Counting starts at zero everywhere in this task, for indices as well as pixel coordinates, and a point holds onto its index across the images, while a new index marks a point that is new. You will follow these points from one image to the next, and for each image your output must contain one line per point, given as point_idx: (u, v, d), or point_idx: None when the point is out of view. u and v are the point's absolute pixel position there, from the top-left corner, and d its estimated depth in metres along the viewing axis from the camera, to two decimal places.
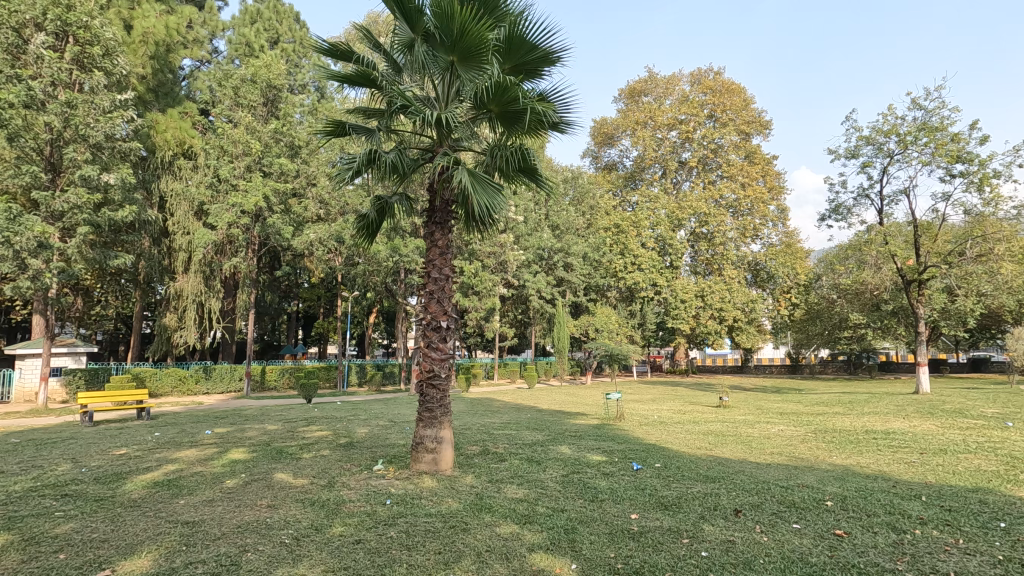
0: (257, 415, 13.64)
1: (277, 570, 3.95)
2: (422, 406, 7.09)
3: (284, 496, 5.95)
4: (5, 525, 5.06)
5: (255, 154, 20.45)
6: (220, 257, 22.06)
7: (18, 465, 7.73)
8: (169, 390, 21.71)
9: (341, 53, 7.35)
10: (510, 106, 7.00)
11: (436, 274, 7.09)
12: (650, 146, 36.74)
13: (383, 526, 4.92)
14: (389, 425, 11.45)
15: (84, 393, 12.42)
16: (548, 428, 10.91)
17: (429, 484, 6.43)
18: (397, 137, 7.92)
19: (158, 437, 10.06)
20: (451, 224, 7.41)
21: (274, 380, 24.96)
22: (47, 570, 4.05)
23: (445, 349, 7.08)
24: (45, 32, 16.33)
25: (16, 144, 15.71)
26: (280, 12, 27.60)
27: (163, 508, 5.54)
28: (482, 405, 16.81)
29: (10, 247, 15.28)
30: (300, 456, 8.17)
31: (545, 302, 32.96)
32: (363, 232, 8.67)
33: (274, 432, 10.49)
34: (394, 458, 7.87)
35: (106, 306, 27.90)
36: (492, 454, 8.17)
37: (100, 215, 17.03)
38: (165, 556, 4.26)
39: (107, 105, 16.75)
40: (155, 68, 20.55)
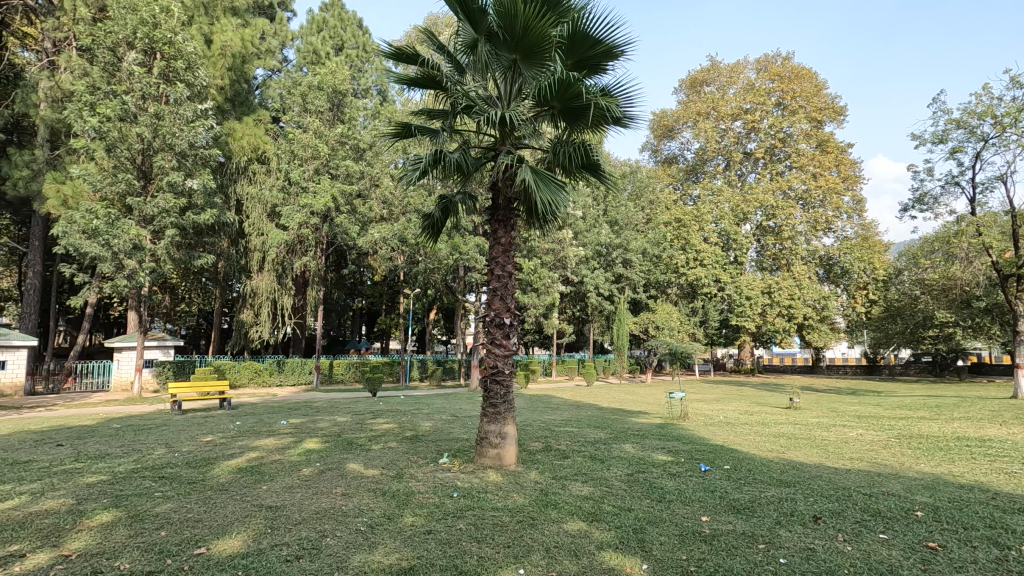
0: (327, 407, 14.28)
1: (356, 557, 4.13)
2: (487, 402, 7.22)
3: (357, 485, 6.21)
4: (114, 503, 5.57)
5: (323, 157, 21.40)
6: (291, 256, 22.94)
7: (120, 448, 8.46)
8: (246, 382, 23.08)
9: (406, 56, 7.48)
10: (573, 102, 6.98)
11: (500, 272, 7.18)
12: (712, 138, 35.58)
13: (452, 518, 5.04)
14: (452, 420, 11.68)
15: (174, 383, 13.42)
16: (611, 426, 10.80)
17: (495, 479, 6.52)
18: (460, 137, 8.05)
19: (239, 426, 10.74)
20: (514, 222, 7.46)
21: (341, 373, 25.99)
22: (151, 546, 4.41)
23: (509, 346, 7.17)
24: (136, 49, 17.74)
25: (113, 154, 17.16)
26: (343, 20, 28.66)
27: (248, 492, 5.91)
28: (543, 401, 16.94)
29: (110, 249, 16.74)
30: (370, 447, 8.50)
31: (604, 299, 32.66)
32: (427, 231, 8.86)
33: (344, 423, 10.98)
34: (459, 452, 8.04)
35: (190, 303, 30.00)
36: (555, 451, 8.17)
37: (185, 218, 18.30)
38: (253, 537, 4.55)
39: (190, 115, 17.97)
40: (233, 78, 21.80)
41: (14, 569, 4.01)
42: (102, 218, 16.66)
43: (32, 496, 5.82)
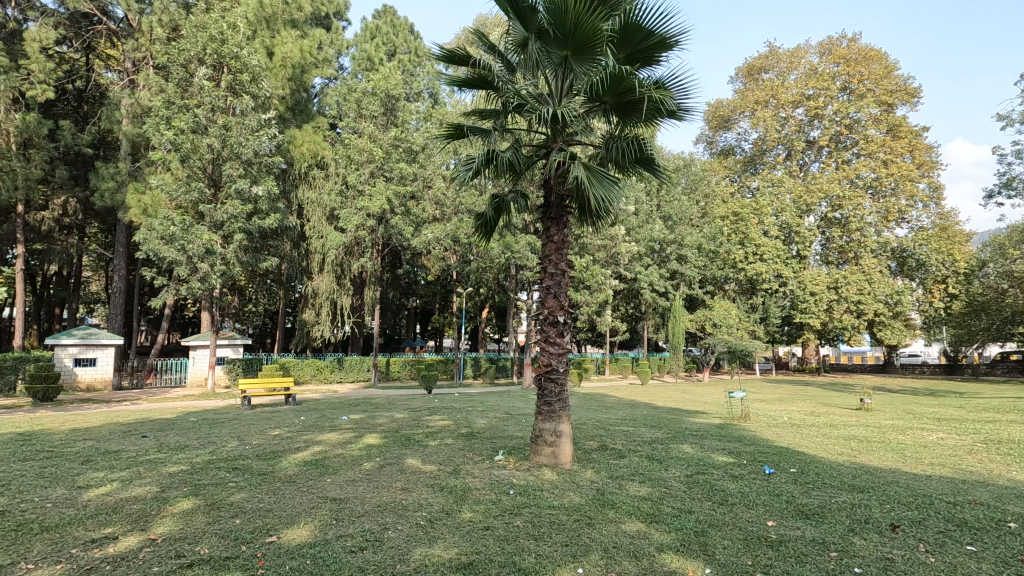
0: (385, 404, 14.68)
1: (417, 550, 4.23)
2: (542, 400, 7.22)
3: (416, 480, 6.37)
4: (193, 491, 5.94)
5: (378, 161, 22.01)
6: (349, 257, 23.74)
7: (198, 440, 9.03)
8: (309, 379, 24.09)
9: (458, 57, 7.55)
10: (625, 96, 6.88)
11: (553, 270, 7.15)
12: (772, 127, 34.14)
13: (509, 515, 5.07)
14: (506, 417, 11.76)
15: (244, 379, 14.16)
16: (668, 426, 10.55)
17: (550, 477, 6.51)
18: (512, 136, 8.07)
19: (304, 421, 11.23)
20: (567, 219, 7.42)
21: (397, 370, 26.66)
22: (227, 533, 4.69)
23: (563, 344, 7.15)
24: (206, 65, 18.84)
25: (187, 164, 18.29)
26: (396, 26, 29.31)
27: (315, 484, 6.18)
28: (596, 400, 16.79)
29: (185, 254, 17.86)
30: (427, 443, 8.69)
31: (658, 296, 31.99)
32: (480, 230, 8.94)
33: (402, 420, 11.26)
34: (514, 450, 8.08)
35: (256, 304, 31.57)
36: (611, 450, 8.07)
37: (251, 223, 19.27)
38: (320, 528, 4.74)
39: (254, 124, 18.91)
40: (293, 88, 22.79)
41: (109, 550, 4.34)
42: (178, 225, 17.80)
43: (123, 483, 6.30)
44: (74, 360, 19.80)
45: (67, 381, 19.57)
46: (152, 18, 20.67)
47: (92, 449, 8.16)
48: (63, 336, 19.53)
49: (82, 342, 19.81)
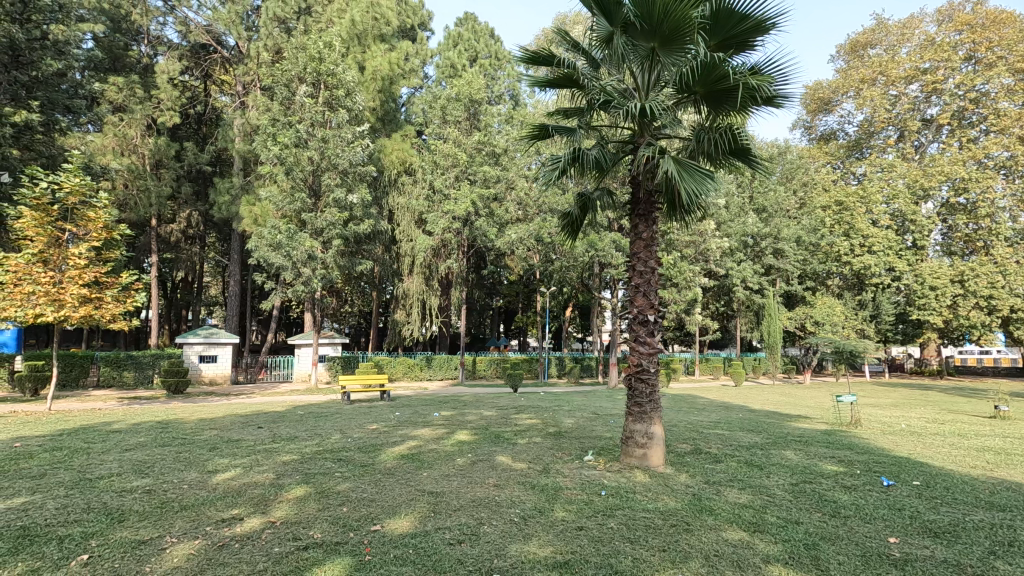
0: (473, 401, 15.04)
1: (512, 546, 4.30)
2: (632, 401, 7.07)
3: (507, 477, 6.49)
4: (305, 479, 6.43)
5: (463, 164, 22.63)
6: (437, 259, 24.55)
7: (305, 432, 9.75)
8: (401, 376, 25.21)
9: (543, 58, 7.57)
10: (718, 85, 6.59)
11: (642, 267, 7.00)
12: (880, 107, 31.29)
13: (603, 516, 5.03)
14: (594, 417, 11.65)
15: (343, 376, 15.10)
16: (768, 430, 9.97)
17: (642, 479, 6.37)
18: (597, 133, 7.99)
19: (399, 416, 11.77)
20: (656, 215, 7.22)
21: (483, 369, 27.22)
22: (336, 519, 5.02)
23: (654, 344, 7.00)
24: (306, 83, 20.35)
25: (291, 176, 19.80)
26: (477, 32, 29.87)
27: (412, 477, 6.45)
28: (687, 401, 16.21)
29: (290, 259, 19.32)
30: (516, 441, 8.81)
31: (753, 293, 30.32)
32: (566, 229, 8.89)
33: (491, 417, 11.50)
34: (603, 450, 7.99)
35: (352, 305, 33.50)
36: (707, 454, 7.76)
37: (348, 229, 20.50)
38: (420, 519, 4.95)
39: (349, 137, 20.13)
40: (383, 99, 24.01)
41: (236, 530, 4.80)
42: (284, 233, 19.28)
43: (245, 469, 6.95)
44: (199, 357, 22.12)
45: (193, 375, 21.97)
46: (259, 44, 22.54)
47: (216, 438, 9.04)
48: (189, 335, 21.84)
49: (205, 340, 22.03)
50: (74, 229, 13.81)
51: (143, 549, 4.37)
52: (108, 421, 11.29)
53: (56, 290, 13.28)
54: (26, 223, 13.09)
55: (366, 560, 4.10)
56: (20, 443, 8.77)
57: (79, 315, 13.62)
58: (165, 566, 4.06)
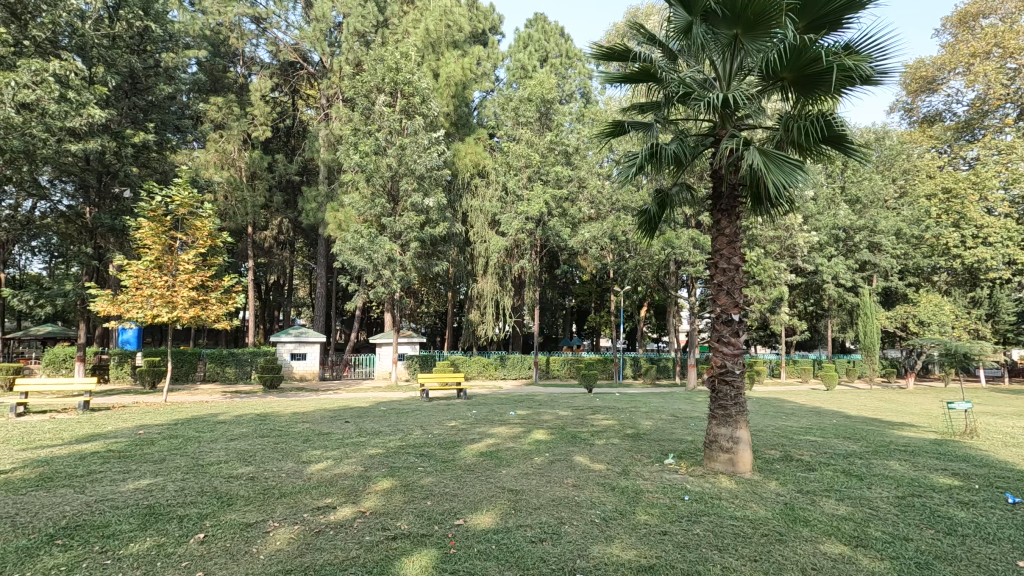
0: (549, 401, 15.06)
1: (594, 547, 4.27)
2: (716, 403, 6.81)
3: (586, 477, 6.44)
4: (390, 472, 6.72)
5: (535, 164, 22.82)
6: (510, 260, 24.81)
7: (389, 427, 10.20)
8: (477, 374, 25.74)
9: (617, 53, 7.45)
10: (808, 69, 6.22)
11: (725, 265, 6.73)
12: (996, 82, 28.09)
13: (687, 522, 4.88)
14: (674, 420, 11.31)
15: (422, 374, 15.64)
16: (867, 438, 9.27)
17: (728, 485, 6.11)
18: (674, 126, 7.76)
19: (477, 414, 11.99)
20: (739, 210, 6.92)
21: (557, 368, 27.17)
22: (421, 512, 5.21)
23: (739, 344, 6.71)
24: (385, 93, 21.28)
25: (372, 182, 20.77)
26: (547, 32, 29.86)
27: (491, 474, 6.56)
28: (773, 405, 15.36)
29: (371, 261, 20.26)
30: (593, 442, 8.74)
31: (846, 291, 28.27)
32: (642, 228, 8.66)
33: (567, 417, 11.47)
34: (685, 454, 7.75)
35: (429, 305, 34.55)
36: (798, 462, 7.31)
37: (425, 232, 21.18)
38: (501, 516, 5.03)
39: (425, 142, 20.86)
40: (456, 104, 24.63)
41: (330, 517, 5.09)
42: (366, 237, 20.24)
43: (335, 461, 7.36)
44: (290, 354, 23.71)
45: (286, 371, 23.57)
46: (341, 58, 23.80)
47: (308, 430, 9.63)
48: (282, 334, 23.42)
49: (295, 339, 23.53)
50: (184, 237, 15.20)
51: (250, 531, 4.75)
52: (214, 412, 12.31)
53: (170, 293, 14.69)
54: (145, 233, 14.59)
55: (451, 553, 4.22)
56: (143, 431, 9.76)
57: (189, 316, 14.97)
58: (269, 548, 4.37)
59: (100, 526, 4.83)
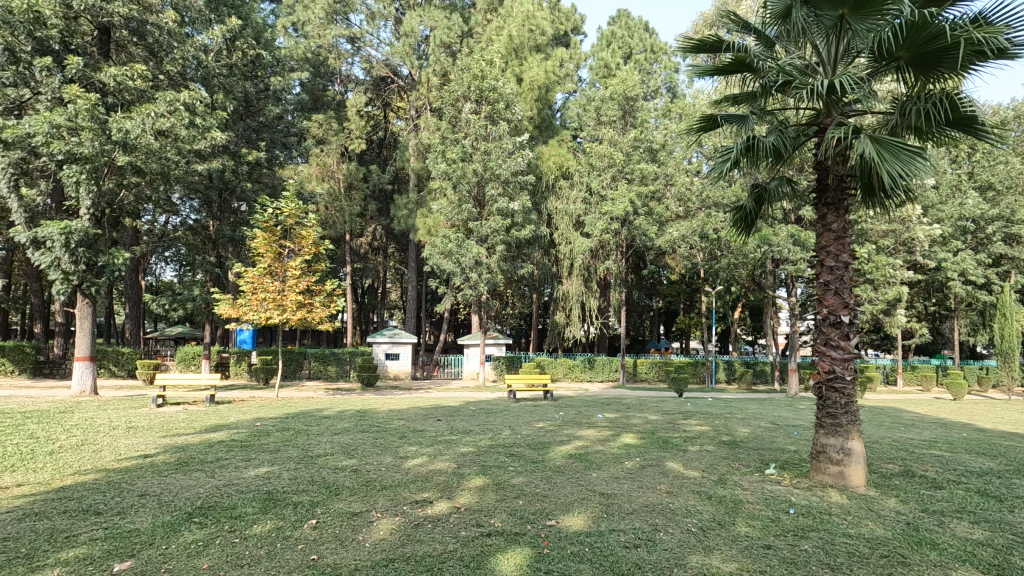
0: (638, 405, 14.73)
1: (693, 557, 4.14)
2: (824, 411, 6.36)
3: (680, 484, 6.24)
4: (484, 470, 6.91)
5: (619, 164, 22.58)
6: (595, 261, 24.55)
7: (480, 426, 10.46)
8: (563, 376, 25.76)
9: (708, 44, 7.14)
10: (929, 46, 5.68)
11: (832, 262, 6.28)
12: None
13: (794, 536, 4.60)
14: (774, 428, 10.66)
15: (510, 375, 15.87)
16: (1007, 455, 8.22)
17: (839, 500, 5.68)
18: (772, 116, 7.34)
19: (564, 416, 11.98)
20: (849, 204, 6.42)
21: (645, 372, 26.36)
22: (514, 510, 5.30)
23: (850, 348, 6.22)
24: (471, 100, 21.92)
25: (459, 188, 21.45)
26: (630, 28, 29.22)
27: (583, 477, 6.56)
28: (889, 414, 14.04)
29: (459, 264, 20.88)
30: (687, 448, 8.45)
31: (976, 289, 25.21)
32: (738, 225, 8.23)
33: (657, 422, 11.18)
34: (788, 464, 7.30)
35: (514, 307, 34.97)
36: (922, 478, 6.63)
37: (511, 235, 21.51)
38: (594, 519, 5.01)
39: (509, 147, 21.31)
40: (540, 107, 24.82)
41: (428, 511, 5.32)
42: (454, 242, 20.89)
43: (430, 457, 7.69)
44: (385, 354, 24.96)
45: (381, 371, 24.86)
46: (429, 70, 24.79)
47: (404, 427, 10.12)
48: (377, 335, 24.75)
49: (390, 339, 24.78)
50: (292, 246, 16.51)
51: (357, 520, 5.07)
52: (319, 408, 13.23)
53: (280, 297, 16.01)
54: (259, 242, 16.02)
55: (545, 552, 4.26)
56: (260, 423, 10.71)
57: (296, 317, 16.23)
58: (374, 537, 4.65)
59: (229, 508, 5.37)
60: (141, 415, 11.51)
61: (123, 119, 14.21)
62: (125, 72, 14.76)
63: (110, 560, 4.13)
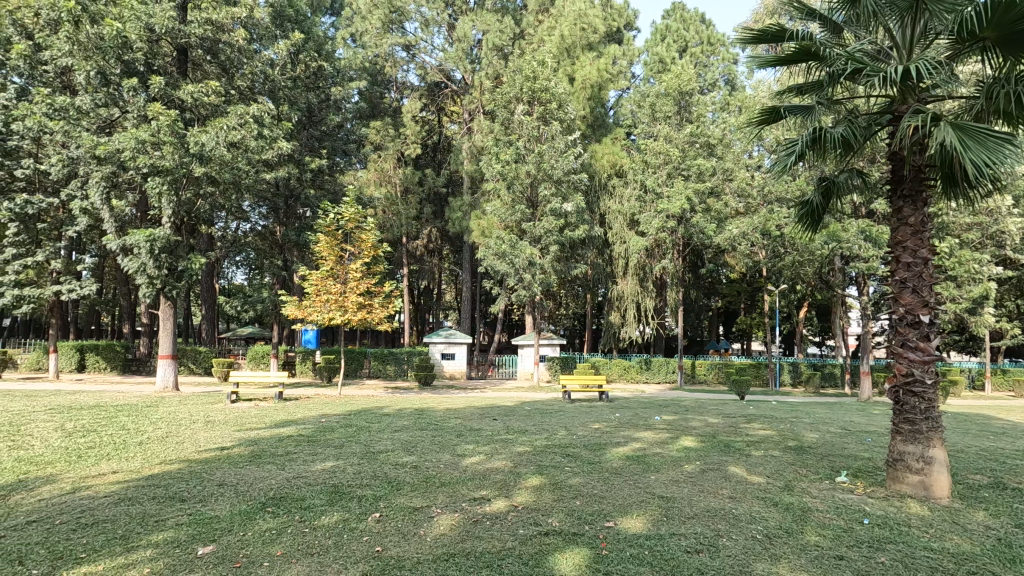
0: (697, 407, 14.32)
1: (758, 564, 4.02)
2: (900, 417, 6.01)
3: (743, 490, 6.04)
4: (540, 470, 6.94)
5: (675, 161, 22.26)
6: (651, 260, 24.10)
7: (536, 426, 10.50)
8: (618, 377, 25.44)
9: (770, 34, 6.88)
10: (1017, 25, 5.26)
11: (909, 259, 5.92)
12: None
13: (868, 548, 4.37)
14: (846, 434, 10.10)
15: (565, 375, 15.82)
16: None
17: (920, 512, 5.33)
18: (840, 107, 6.99)
19: (620, 418, 11.82)
20: (928, 196, 6.02)
21: (704, 373, 25.58)
22: (571, 510, 5.31)
23: (930, 350, 5.83)
24: (524, 102, 22.09)
25: (512, 190, 21.62)
26: (686, 21, 28.43)
27: (640, 479, 6.47)
28: (976, 421, 13.02)
29: (513, 264, 21.02)
30: (750, 452, 8.16)
31: None
32: (803, 221, 7.87)
33: (718, 425, 10.85)
34: (861, 472, 6.92)
35: (567, 307, 34.81)
36: (1016, 491, 6.12)
37: (564, 235, 21.45)
38: (653, 522, 4.94)
39: (562, 147, 21.32)
40: (593, 106, 24.60)
41: (486, 508, 5.41)
42: (507, 243, 21.06)
43: (487, 456, 7.80)
44: (441, 354, 25.46)
45: (438, 370, 25.36)
46: (482, 73, 25.13)
47: (461, 426, 10.30)
48: (433, 336, 25.27)
49: (445, 340, 25.25)
50: (352, 249, 17.14)
51: (418, 514, 5.23)
52: (379, 406, 13.66)
53: (342, 298, 16.67)
54: (322, 245, 16.72)
55: (603, 554, 4.24)
56: (325, 419, 11.22)
57: (357, 318, 16.82)
58: (434, 532, 4.77)
59: (299, 499, 5.66)
60: (217, 410, 12.26)
61: (199, 133, 15.25)
62: (201, 89, 15.82)
63: (194, 544, 4.45)
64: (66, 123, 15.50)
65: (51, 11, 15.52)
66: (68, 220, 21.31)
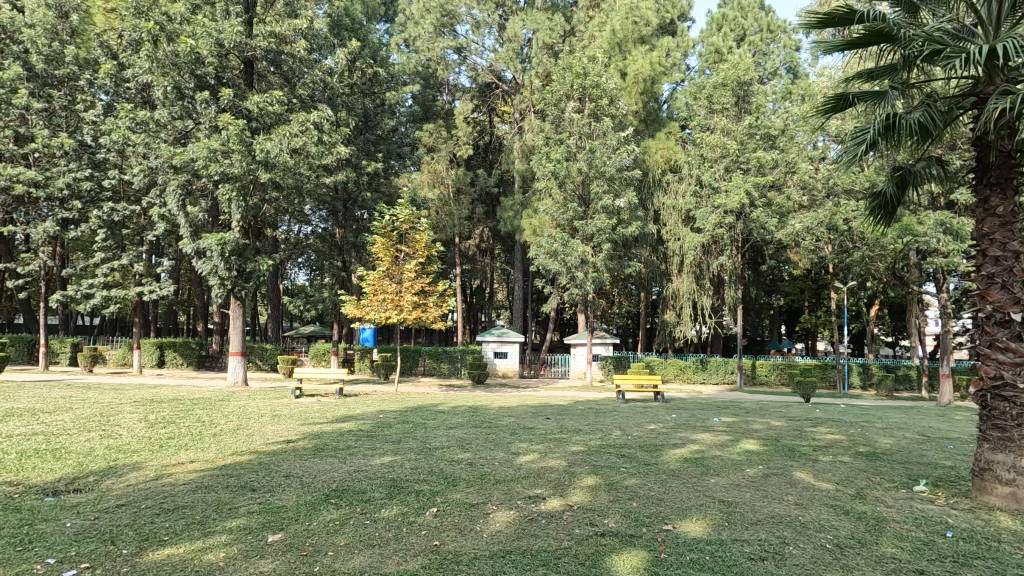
0: (759, 409, 13.75)
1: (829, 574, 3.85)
2: (988, 422, 5.57)
3: (810, 496, 5.77)
4: (595, 470, 6.87)
5: (733, 153, 21.50)
6: (708, 257, 23.41)
7: (590, 426, 10.41)
8: (674, 377, 24.83)
9: (836, 18, 6.51)
10: None
11: (997, 252, 5.47)
12: None
13: (952, 563, 4.08)
14: (924, 440, 9.43)
15: (619, 375, 15.58)
16: None
17: (1010, 526, 4.91)
18: (916, 91, 6.54)
19: (677, 419, 11.52)
20: (1020, 184, 5.54)
21: (765, 374, 24.57)
22: (627, 512, 5.23)
23: (1022, 351, 5.37)
24: (575, 99, 21.97)
25: (564, 188, 21.55)
26: (743, 9, 27.00)
27: (699, 482, 6.29)
28: None
29: (565, 263, 20.94)
30: (818, 458, 7.77)
31: None
32: (876, 215, 7.40)
33: (782, 428, 10.39)
34: (942, 481, 6.45)
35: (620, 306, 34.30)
36: None
37: (617, 233, 21.16)
38: (714, 526, 4.81)
39: (615, 143, 21.07)
40: (645, 100, 24.09)
41: (542, 507, 5.42)
42: (558, 241, 20.97)
43: (542, 454, 7.80)
44: (494, 353, 25.66)
45: (491, 369, 25.58)
46: (532, 72, 25.16)
47: (515, 424, 10.35)
48: (486, 335, 25.48)
49: (498, 338, 25.43)
50: (407, 249, 17.53)
51: (474, 510, 5.30)
52: (434, 403, 13.92)
53: (398, 297, 17.10)
54: (378, 246, 17.22)
55: (662, 558, 4.15)
56: (382, 415, 11.52)
57: (412, 317, 17.17)
58: (490, 528, 4.81)
59: (360, 492, 5.86)
60: (283, 405, 12.84)
61: (265, 141, 16.01)
62: (266, 99, 16.61)
63: (265, 531, 4.69)
64: (147, 136, 16.68)
65: (133, 31, 16.71)
66: (149, 225, 22.92)
